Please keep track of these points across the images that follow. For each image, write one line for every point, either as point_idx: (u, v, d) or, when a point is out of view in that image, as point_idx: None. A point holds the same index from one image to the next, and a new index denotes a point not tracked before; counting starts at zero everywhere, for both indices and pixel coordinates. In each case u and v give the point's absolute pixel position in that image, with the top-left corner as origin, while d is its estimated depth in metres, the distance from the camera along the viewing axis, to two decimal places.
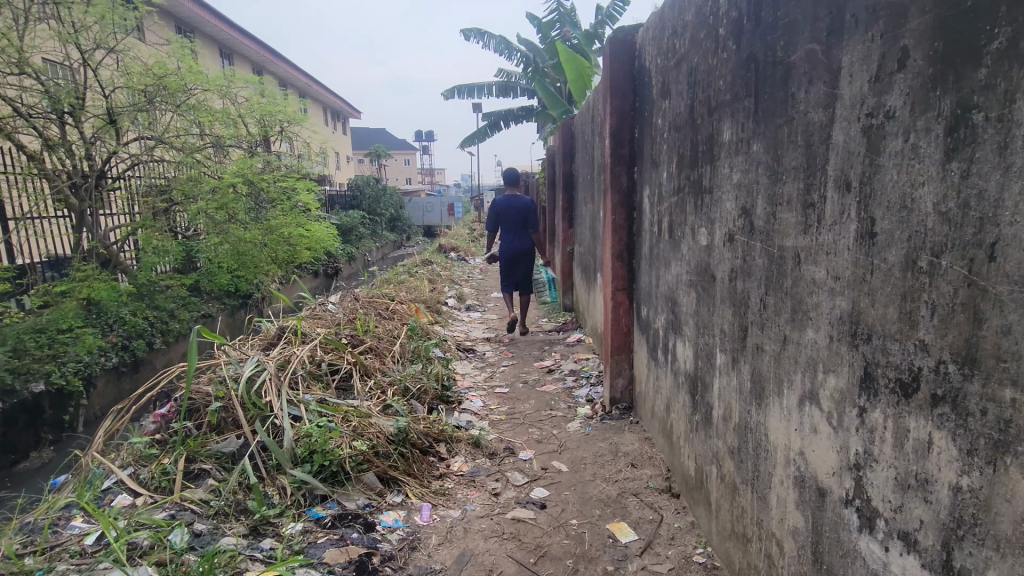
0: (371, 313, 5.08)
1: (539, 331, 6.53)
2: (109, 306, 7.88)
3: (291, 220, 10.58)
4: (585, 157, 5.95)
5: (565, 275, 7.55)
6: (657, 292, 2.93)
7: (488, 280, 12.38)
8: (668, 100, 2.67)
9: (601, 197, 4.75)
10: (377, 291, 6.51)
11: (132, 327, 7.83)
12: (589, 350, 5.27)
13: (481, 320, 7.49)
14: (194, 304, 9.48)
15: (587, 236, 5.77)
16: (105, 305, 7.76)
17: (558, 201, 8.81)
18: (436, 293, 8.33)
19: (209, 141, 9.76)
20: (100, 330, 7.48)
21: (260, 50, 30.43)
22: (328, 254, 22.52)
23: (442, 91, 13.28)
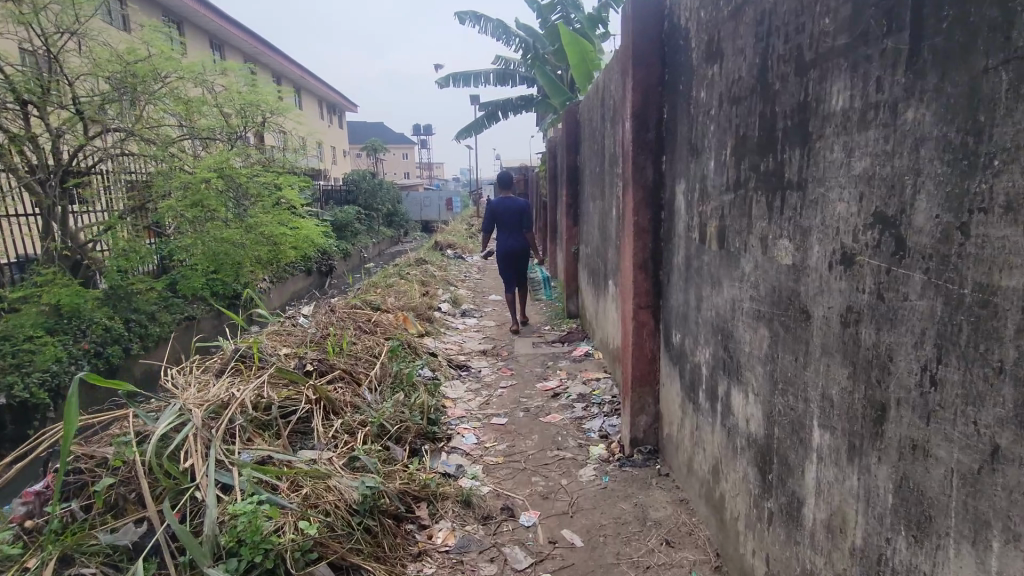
0: (346, 328, 4.41)
1: (540, 342, 5.86)
2: (81, 309, 7.18)
3: (274, 218, 9.92)
4: (593, 148, 5.29)
5: (568, 279, 6.88)
6: (698, 316, 2.26)
7: (487, 280, 11.73)
8: (716, 66, 2.02)
9: (614, 193, 4.09)
10: (361, 299, 5.86)
11: (107, 332, 7.15)
12: (599, 369, 4.60)
13: (478, 328, 6.84)
14: (175, 305, 8.79)
15: (597, 235, 5.11)
16: (76, 309, 7.07)
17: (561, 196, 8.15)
18: (429, 297, 7.69)
19: (186, 133, 9.13)
20: (72, 337, 6.79)
21: (253, 41, 29.77)
22: (322, 251, 21.90)
23: (437, 79, 12.61)
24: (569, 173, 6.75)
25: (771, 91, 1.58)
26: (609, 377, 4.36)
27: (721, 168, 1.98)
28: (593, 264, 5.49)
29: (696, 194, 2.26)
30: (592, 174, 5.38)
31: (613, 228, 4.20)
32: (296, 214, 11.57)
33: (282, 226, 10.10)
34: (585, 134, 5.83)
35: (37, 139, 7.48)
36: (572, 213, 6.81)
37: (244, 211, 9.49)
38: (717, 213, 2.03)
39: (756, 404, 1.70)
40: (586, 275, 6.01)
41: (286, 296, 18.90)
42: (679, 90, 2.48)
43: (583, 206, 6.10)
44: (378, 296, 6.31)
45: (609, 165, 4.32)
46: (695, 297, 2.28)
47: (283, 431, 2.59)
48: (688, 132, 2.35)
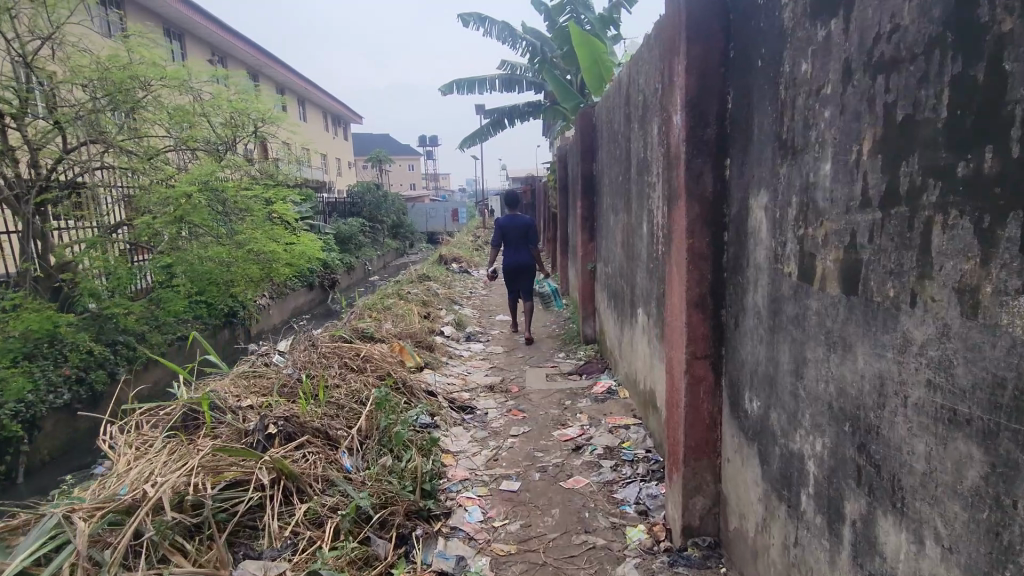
0: (324, 369, 3.75)
1: (556, 375, 5.17)
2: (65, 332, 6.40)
3: (264, 232, 9.22)
4: (615, 155, 4.61)
5: (584, 299, 6.20)
6: (800, 386, 1.58)
7: (494, 297, 11.05)
8: (837, 22, 1.36)
9: (647, 206, 3.42)
10: (351, 328, 5.18)
11: (92, 356, 6.40)
12: (628, 413, 3.91)
13: (484, 355, 6.16)
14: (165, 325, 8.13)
15: (621, 253, 4.44)
16: (59, 333, 6.29)
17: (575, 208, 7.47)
18: (430, 320, 7.01)
19: (170, 144, 8.47)
20: (51, 363, 6.04)
21: (255, 52, 29.39)
22: (323, 264, 21.36)
23: (440, 85, 12.00)
24: (584, 183, 6.06)
25: (986, 40, 0.92)
26: (642, 425, 3.66)
27: (850, 174, 1.31)
28: (616, 286, 4.80)
29: (794, 212, 1.59)
30: (613, 184, 4.71)
31: (646, 247, 3.52)
32: (292, 229, 10.93)
33: (274, 240, 9.40)
34: (604, 139, 5.17)
35: (11, 152, 6.92)
36: (587, 226, 6.12)
37: (232, 225, 8.85)
38: (839, 241, 1.36)
39: (946, 564, 1.03)
40: (606, 298, 5.32)
41: (286, 312, 18.32)
42: (757, 69, 1.81)
43: (602, 220, 5.42)
44: (371, 323, 5.64)
45: (638, 172, 3.66)
46: (793, 356, 1.61)
47: (218, 535, 1.93)
48: (777, 125, 1.69)
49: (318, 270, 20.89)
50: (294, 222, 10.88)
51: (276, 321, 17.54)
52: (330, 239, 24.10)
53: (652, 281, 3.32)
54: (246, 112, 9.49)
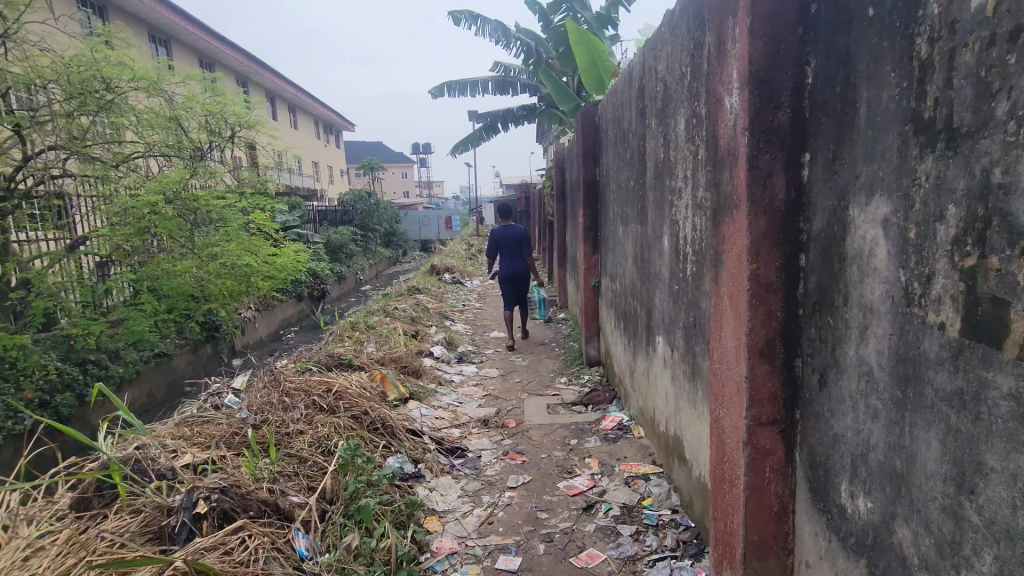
0: (286, 415, 3.15)
1: (558, 407, 4.59)
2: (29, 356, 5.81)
3: (241, 244, 8.46)
4: (624, 159, 4.06)
5: (587, 318, 5.63)
6: (968, 502, 1.01)
7: (487, 309, 10.49)
8: None
9: (671, 218, 2.87)
10: (326, 355, 4.59)
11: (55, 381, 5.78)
12: (644, 459, 3.33)
13: (476, 380, 5.58)
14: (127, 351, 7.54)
15: (633, 269, 3.88)
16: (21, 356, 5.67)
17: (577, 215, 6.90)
18: (418, 339, 6.43)
19: (141, 149, 7.83)
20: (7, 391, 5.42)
21: (243, 58, 28.83)
22: (311, 274, 20.77)
23: (430, 89, 11.46)
24: (587, 188, 5.48)
25: None
26: (663, 476, 3.08)
27: None
28: (625, 306, 4.23)
29: (951, 232, 1.03)
30: (622, 191, 4.15)
31: (668, 265, 2.96)
32: (274, 240, 10.32)
33: (252, 252, 8.65)
34: (610, 141, 4.62)
35: None
36: (591, 236, 5.55)
37: (205, 234, 8.09)
38: None
39: None
40: (613, 319, 4.75)
41: (273, 325, 17.70)
42: (864, 22, 1.26)
43: (608, 231, 4.86)
44: (351, 347, 5.04)
45: (658, 176, 3.10)
46: (950, 453, 1.04)
47: None
48: (906, 99, 1.14)
49: (307, 281, 20.29)
50: (276, 232, 10.29)
51: (263, 334, 16.94)
52: (320, 248, 23.50)
53: (678, 307, 2.76)
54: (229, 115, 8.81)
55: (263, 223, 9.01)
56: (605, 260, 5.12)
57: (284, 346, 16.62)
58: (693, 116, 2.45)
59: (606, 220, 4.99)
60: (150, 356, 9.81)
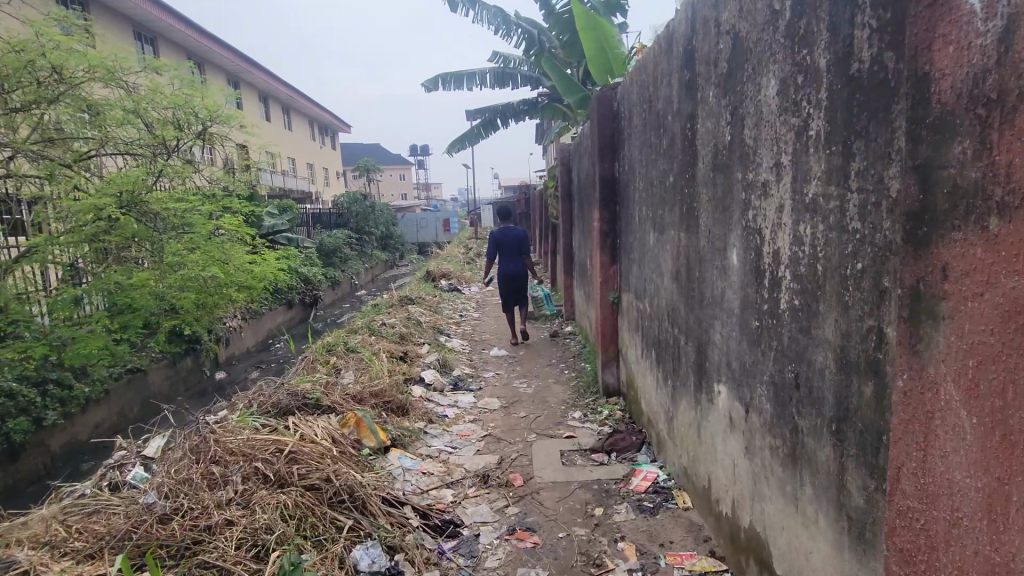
0: (210, 498, 2.30)
1: (574, 455, 3.74)
2: None
3: (209, 254, 7.46)
4: (659, 148, 3.23)
5: (604, 339, 4.78)
6: None
7: (486, 321, 9.65)
8: None
9: (749, 222, 2.03)
10: (287, 394, 3.74)
11: None
12: (699, 547, 2.49)
13: (474, 413, 4.74)
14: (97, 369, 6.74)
15: (673, 288, 3.03)
16: None
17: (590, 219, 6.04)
18: (406, 363, 5.59)
19: (97, 146, 6.90)
20: None
21: (235, 57, 27.99)
22: (302, 280, 20.01)
23: (423, 82, 10.63)
24: (603, 187, 4.64)
25: None
26: None
27: None
28: (659, 333, 3.38)
29: None
30: (656, 189, 3.31)
31: (739, 290, 2.13)
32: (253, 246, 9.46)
33: (223, 262, 7.66)
34: (636, 130, 3.78)
35: None
36: (610, 244, 4.70)
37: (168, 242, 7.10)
38: None
39: None
40: (640, 346, 3.91)
41: (261, 333, 16.85)
42: None
43: (633, 239, 4.03)
44: (322, 380, 4.20)
45: (723, 167, 2.25)
46: None
47: None
48: None
49: (297, 286, 19.46)
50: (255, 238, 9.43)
51: (249, 343, 16.11)
52: (312, 251, 22.66)
53: (765, 356, 1.91)
54: (208, 111, 7.96)
55: (236, 228, 8.05)
56: (627, 273, 4.29)
57: (272, 356, 15.78)
58: (805, 71, 1.61)
59: (629, 225, 4.16)
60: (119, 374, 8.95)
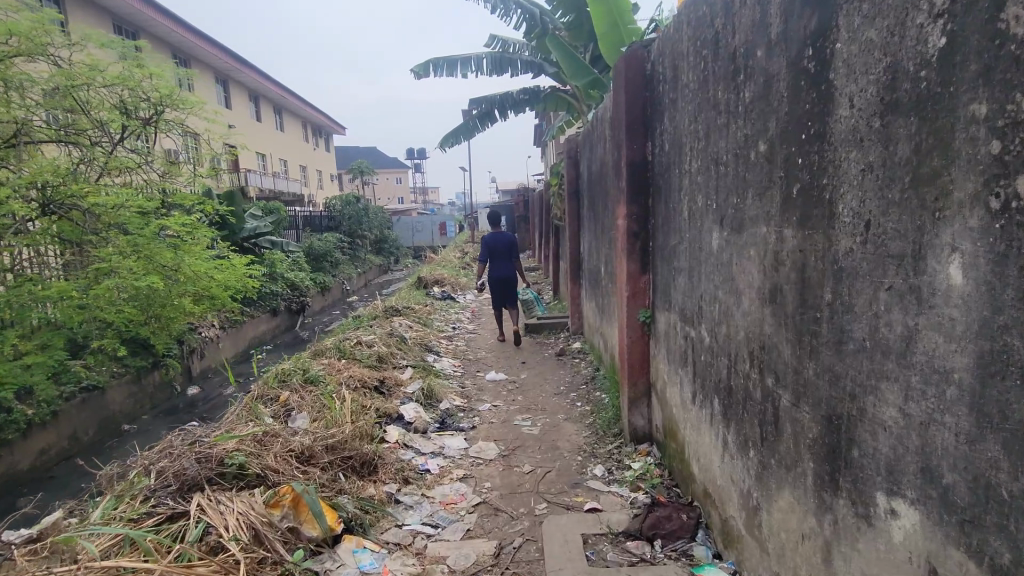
0: None
1: (602, 544, 2.68)
2: None
3: (149, 264, 6.25)
4: (736, 106, 2.17)
5: (631, 372, 3.72)
6: None
7: (482, 336, 8.57)
8: None
9: (1020, 202, 0.97)
10: (194, 458, 2.69)
11: None
12: None
13: (465, 466, 3.67)
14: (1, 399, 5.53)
15: (767, 315, 1.96)
16: None
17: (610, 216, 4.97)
18: (382, 397, 4.52)
19: (27, 133, 5.74)
20: None
21: (223, 54, 26.92)
22: (289, 286, 18.97)
23: (411, 68, 9.72)
24: (633, 176, 3.59)
25: None
26: None
27: None
28: (730, 376, 2.32)
29: None
30: (729, 169, 2.25)
31: (980, 340, 1.06)
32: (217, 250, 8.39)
33: (166, 274, 6.45)
34: (689, 91, 2.72)
35: None
36: (641, 247, 3.63)
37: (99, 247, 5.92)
38: None
39: None
40: (691, 387, 2.84)
41: (241, 343, 15.75)
42: None
43: (679, 242, 2.97)
44: (258, 430, 3.13)
45: (923, 104, 1.19)
46: None
47: None
48: None
49: (282, 293, 18.36)
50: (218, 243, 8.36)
51: (227, 354, 15.03)
52: (299, 256, 21.56)
53: None
54: (159, 93, 6.87)
55: (189, 230, 6.96)
56: (667, 286, 3.23)
57: (252, 368, 14.70)
58: None
59: (672, 223, 3.11)
60: (69, 395, 7.80)
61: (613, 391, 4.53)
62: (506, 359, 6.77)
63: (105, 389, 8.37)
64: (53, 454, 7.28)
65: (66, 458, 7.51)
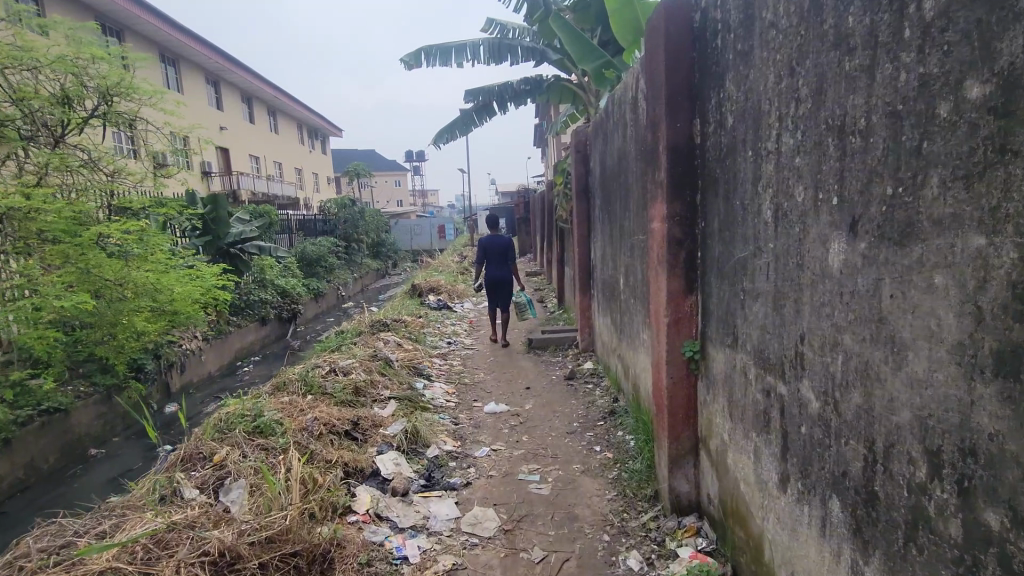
0: None
1: None
2: None
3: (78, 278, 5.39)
4: (896, 33, 1.29)
5: (673, 421, 2.84)
6: None
7: (480, 352, 7.69)
8: None
9: None
10: None
11: None
12: None
13: (455, 549, 2.78)
14: None
15: (994, 394, 1.07)
16: None
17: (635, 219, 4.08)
18: (353, 446, 3.64)
19: None
20: None
21: (213, 53, 26.00)
22: (278, 294, 18.11)
23: (401, 57, 8.85)
24: (677, 164, 2.70)
25: None
26: None
27: None
28: (872, 474, 1.44)
29: None
30: (875, 139, 1.37)
31: None
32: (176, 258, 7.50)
33: (97, 292, 5.59)
34: (778, 33, 1.84)
35: None
36: (686, 258, 2.74)
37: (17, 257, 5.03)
38: None
39: None
40: (779, 466, 1.96)
41: (226, 355, 14.88)
42: None
43: (754, 256, 2.09)
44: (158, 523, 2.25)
45: None
46: None
47: None
48: None
49: (271, 300, 17.48)
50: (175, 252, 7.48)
51: (211, 366, 14.16)
52: (290, 261, 20.70)
53: None
54: (104, 81, 5.96)
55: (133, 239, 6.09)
56: (731, 313, 2.34)
57: (237, 382, 13.83)
58: None
59: (741, 227, 2.22)
60: (25, 419, 6.83)
61: (642, 435, 3.65)
62: (507, 384, 5.89)
63: (70, 411, 7.46)
64: (6, 487, 6.34)
65: (21, 491, 6.53)
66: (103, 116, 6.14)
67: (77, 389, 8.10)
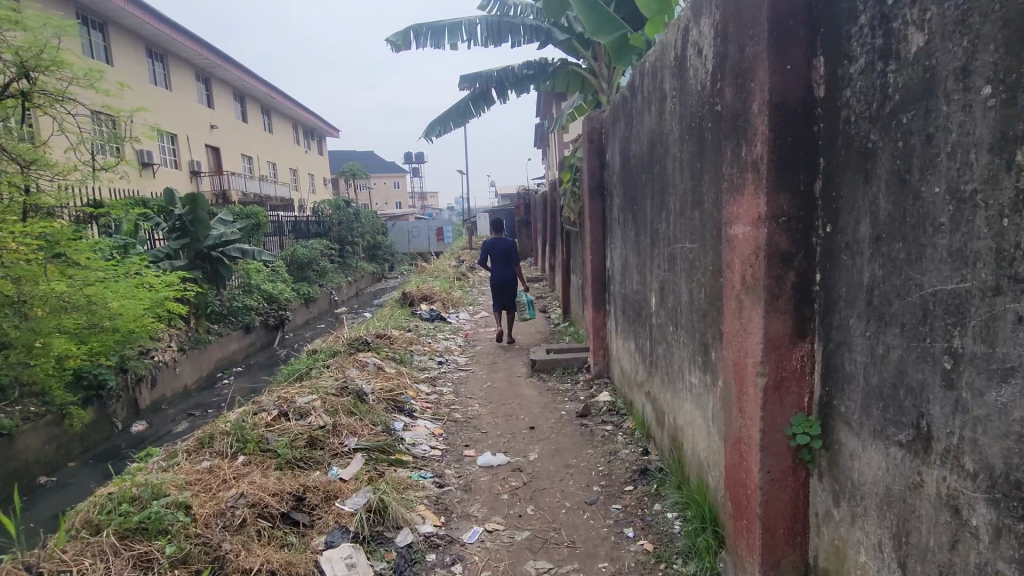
0: None
1: None
2: None
3: None
4: None
5: (770, 540, 1.80)
6: None
7: (475, 376, 6.64)
8: None
9: None
10: None
11: None
12: None
13: None
14: None
15: None
16: None
17: (682, 222, 3.04)
18: (291, 539, 2.59)
19: None
20: None
21: (203, 48, 24.93)
22: (264, 300, 17.07)
23: (387, 37, 7.83)
24: (784, 133, 1.67)
25: None
26: None
27: None
28: None
29: None
30: None
31: None
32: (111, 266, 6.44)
33: None
34: None
35: None
36: (796, 284, 1.71)
37: None
38: None
39: None
40: None
41: (204, 367, 13.82)
42: None
43: (999, 296, 1.06)
44: None
45: None
46: None
47: None
48: None
49: (255, 307, 16.42)
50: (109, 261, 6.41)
51: (186, 379, 13.09)
52: (278, 265, 19.63)
53: None
54: (17, 51, 4.89)
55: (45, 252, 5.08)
56: (911, 389, 1.31)
57: (214, 397, 12.76)
58: None
59: (950, 236, 1.19)
60: None
61: (697, 526, 2.61)
62: (506, 424, 4.84)
63: (11, 435, 6.37)
64: None
65: None
66: (19, 94, 5.06)
67: (24, 410, 7.06)
